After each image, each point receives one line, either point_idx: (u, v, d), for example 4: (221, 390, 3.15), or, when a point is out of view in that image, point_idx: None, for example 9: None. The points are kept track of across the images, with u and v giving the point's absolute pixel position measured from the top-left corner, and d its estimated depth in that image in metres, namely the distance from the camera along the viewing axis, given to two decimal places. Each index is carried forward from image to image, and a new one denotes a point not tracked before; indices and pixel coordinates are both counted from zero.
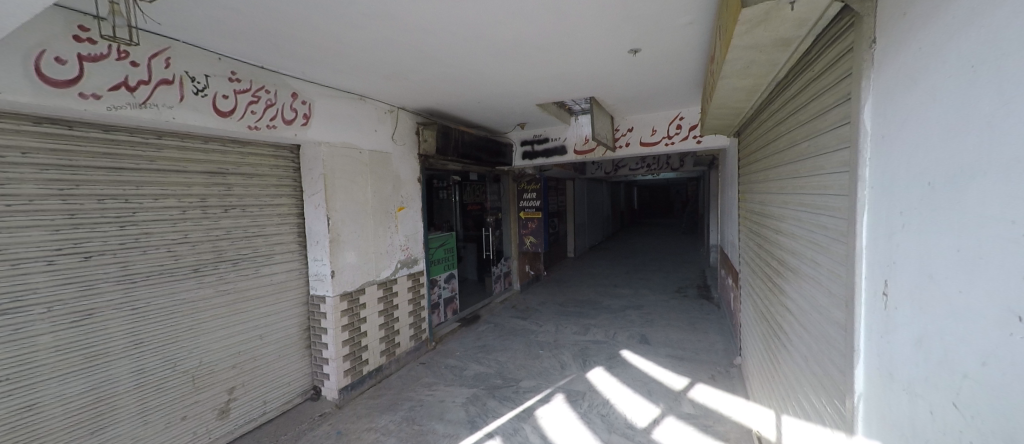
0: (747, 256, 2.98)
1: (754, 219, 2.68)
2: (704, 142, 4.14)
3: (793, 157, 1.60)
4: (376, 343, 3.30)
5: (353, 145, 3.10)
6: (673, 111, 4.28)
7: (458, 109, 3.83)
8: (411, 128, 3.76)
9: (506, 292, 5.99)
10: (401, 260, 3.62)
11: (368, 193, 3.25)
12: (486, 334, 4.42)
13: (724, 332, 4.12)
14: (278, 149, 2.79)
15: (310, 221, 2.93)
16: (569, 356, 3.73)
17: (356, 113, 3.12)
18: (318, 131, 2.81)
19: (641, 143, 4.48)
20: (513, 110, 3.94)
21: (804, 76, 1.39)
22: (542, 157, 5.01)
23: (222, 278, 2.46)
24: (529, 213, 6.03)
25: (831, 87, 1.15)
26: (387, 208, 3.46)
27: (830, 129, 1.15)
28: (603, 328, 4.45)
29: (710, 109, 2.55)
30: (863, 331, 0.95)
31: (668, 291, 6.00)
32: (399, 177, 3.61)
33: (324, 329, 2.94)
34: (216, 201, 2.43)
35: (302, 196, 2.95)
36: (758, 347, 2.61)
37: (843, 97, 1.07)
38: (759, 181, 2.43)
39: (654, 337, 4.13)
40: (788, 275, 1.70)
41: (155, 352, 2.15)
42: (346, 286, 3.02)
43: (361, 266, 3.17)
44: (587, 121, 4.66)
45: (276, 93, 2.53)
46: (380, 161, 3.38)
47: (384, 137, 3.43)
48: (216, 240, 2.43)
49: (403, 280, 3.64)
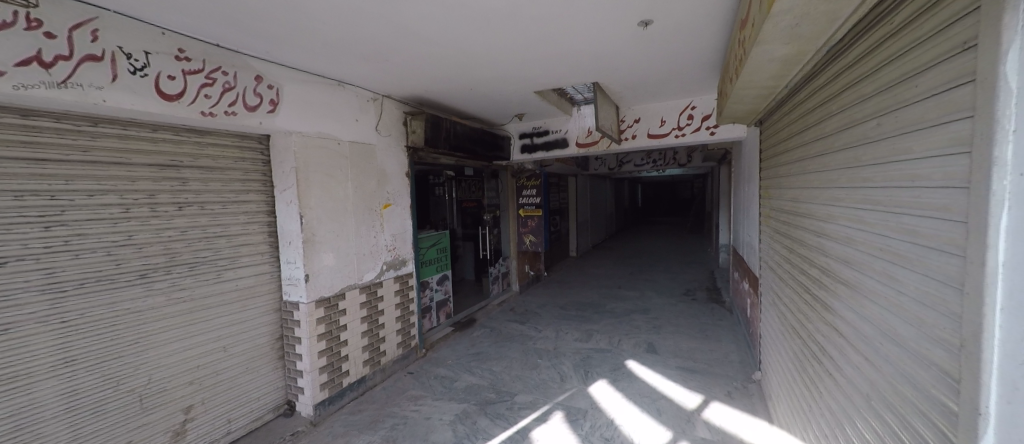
0: (771, 261, 2.66)
1: (782, 220, 2.35)
2: (718, 133, 3.80)
3: (855, 141, 1.29)
4: (359, 353, 3.02)
5: (331, 136, 2.80)
6: (683, 100, 3.96)
7: (450, 98, 3.53)
8: (398, 118, 3.46)
9: (505, 294, 5.68)
10: (388, 261, 3.33)
11: (349, 189, 2.96)
12: (482, 339, 4.14)
13: (739, 340, 3.81)
14: (243, 140, 2.49)
15: (282, 220, 2.64)
16: (570, 366, 3.44)
17: (334, 100, 2.83)
18: (289, 119, 2.51)
19: (649, 135, 4.16)
20: (510, 98, 3.63)
21: (886, 30, 1.09)
22: (542, 150, 4.70)
23: (176, 284, 2.17)
24: (528, 210, 5.64)
25: (947, 27, 0.84)
26: (371, 205, 3.17)
27: (944, 90, 0.84)
28: (608, 335, 4.15)
29: (732, 94, 2.22)
30: (994, 388, 0.67)
31: (676, 293, 5.69)
32: (385, 171, 3.31)
33: (298, 339, 2.66)
34: (168, 197, 2.14)
35: (272, 192, 2.66)
36: (784, 366, 2.31)
37: (973, 40, 0.76)
38: (791, 175, 2.11)
39: (663, 345, 3.83)
40: (841, 291, 1.41)
41: (90, 372, 1.85)
42: (323, 291, 2.73)
43: (341, 269, 2.88)
44: (590, 111, 4.36)
45: (236, 76, 2.23)
46: (362, 154, 3.09)
47: (368, 127, 3.13)
48: (169, 241, 2.14)
49: (389, 283, 3.35)
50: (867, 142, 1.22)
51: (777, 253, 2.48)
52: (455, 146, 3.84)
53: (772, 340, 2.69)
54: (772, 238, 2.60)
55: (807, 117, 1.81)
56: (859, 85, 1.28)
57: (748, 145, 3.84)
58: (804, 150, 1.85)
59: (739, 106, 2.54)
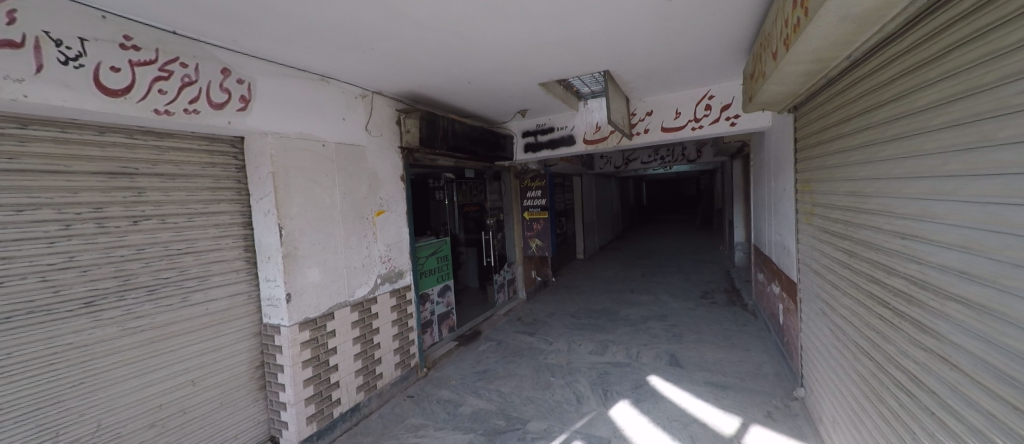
0: (815, 265, 2.34)
1: (831, 217, 2.03)
2: (739, 124, 3.48)
3: (978, 113, 0.97)
4: (351, 378, 2.70)
5: (313, 137, 2.50)
6: (701, 89, 3.65)
7: (447, 93, 3.23)
8: (391, 116, 3.15)
9: (512, 302, 5.38)
10: (382, 274, 3.03)
11: (336, 196, 2.66)
12: (488, 354, 3.82)
13: (771, 350, 3.47)
14: (212, 142, 2.19)
15: (259, 233, 2.34)
16: (586, 385, 3.12)
17: (316, 97, 2.52)
18: (264, 118, 2.20)
19: (662, 129, 3.84)
20: (512, 92, 3.33)
21: None
22: (547, 149, 4.39)
23: (132, 312, 1.86)
24: (534, 213, 5.32)
25: None
26: (362, 212, 2.87)
27: None
28: (624, 346, 3.83)
29: (770, 73, 1.90)
30: None
31: (692, 297, 5.36)
32: (376, 175, 3.00)
33: (281, 367, 2.35)
34: (121, 210, 1.83)
35: (247, 201, 2.35)
36: (836, 386, 2.02)
37: None
38: (845, 165, 1.79)
39: (686, 357, 3.50)
40: (950, 309, 1.10)
41: (20, 422, 1.54)
42: (308, 312, 2.42)
43: (328, 285, 2.57)
44: (598, 105, 4.05)
45: (197, 68, 1.91)
46: (352, 157, 2.79)
47: (357, 127, 2.83)
48: (122, 262, 1.83)
49: (385, 298, 3.05)
50: (1003, 114, 0.89)
51: (825, 255, 2.16)
52: (455, 147, 3.54)
53: (818, 355, 2.37)
54: (818, 239, 2.28)
55: (873, 92, 1.49)
56: (993, 35, 0.92)
57: (774, 136, 3.52)
58: (868, 134, 1.53)
59: (773, 89, 2.21)
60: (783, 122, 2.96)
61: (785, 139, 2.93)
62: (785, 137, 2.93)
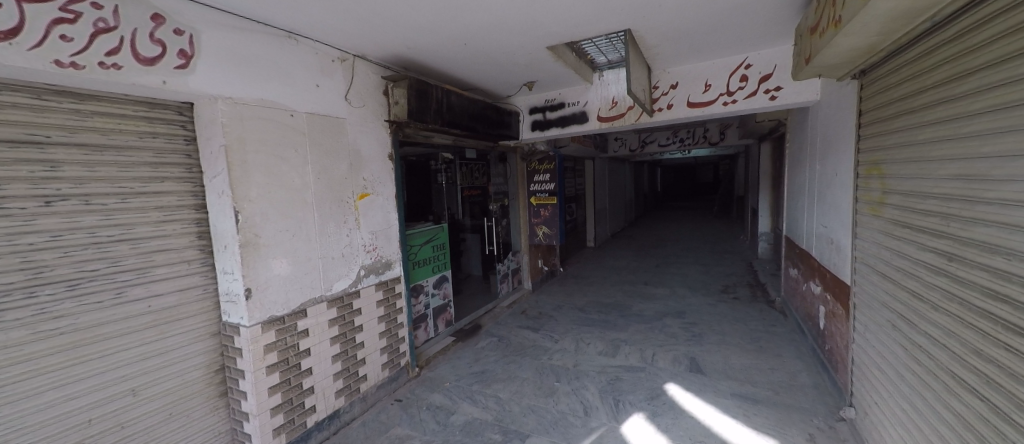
0: (882, 267, 1.91)
1: (921, 209, 1.59)
2: (780, 98, 3.05)
3: None
4: (329, 383, 2.39)
5: (279, 105, 2.12)
6: (736, 57, 3.16)
7: (443, 60, 2.81)
8: (376, 85, 2.74)
9: (516, 292, 5.04)
10: (367, 265, 2.68)
11: (308, 175, 2.29)
12: (487, 352, 3.50)
13: (806, 359, 3.07)
14: (152, 108, 1.82)
15: (215, 217, 1.99)
16: (595, 393, 2.78)
17: (283, 58, 2.14)
18: (210, 79, 1.82)
19: (688, 104, 3.38)
20: (517, 59, 2.90)
21: None
22: (556, 127, 3.95)
23: (47, 312, 1.54)
24: (540, 198, 4.89)
25: None
26: (342, 195, 2.51)
27: None
28: (638, 348, 3.48)
29: (850, 18, 1.44)
30: None
31: (712, 291, 4.96)
32: (359, 152, 2.63)
33: (242, 373, 2.03)
34: (27, 187, 1.49)
35: (200, 180, 2.00)
36: (916, 420, 1.61)
37: None
38: (964, 136, 1.36)
39: (708, 363, 3.13)
40: None
41: None
42: (273, 309, 2.09)
43: (298, 278, 2.23)
44: (614, 77, 3.60)
45: (117, 12, 1.54)
46: (328, 130, 2.41)
47: (334, 95, 2.44)
48: (29, 251, 1.50)
49: (370, 292, 2.71)
50: None
51: (904, 257, 1.73)
52: (451, 123, 3.11)
53: (878, 374, 1.97)
54: (891, 235, 1.83)
55: None
56: None
57: (822, 112, 3.01)
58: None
59: (840, 46, 1.75)
60: (841, 92, 2.48)
61: (845, 113, 2.43)
62: (844, 109, 2.44)
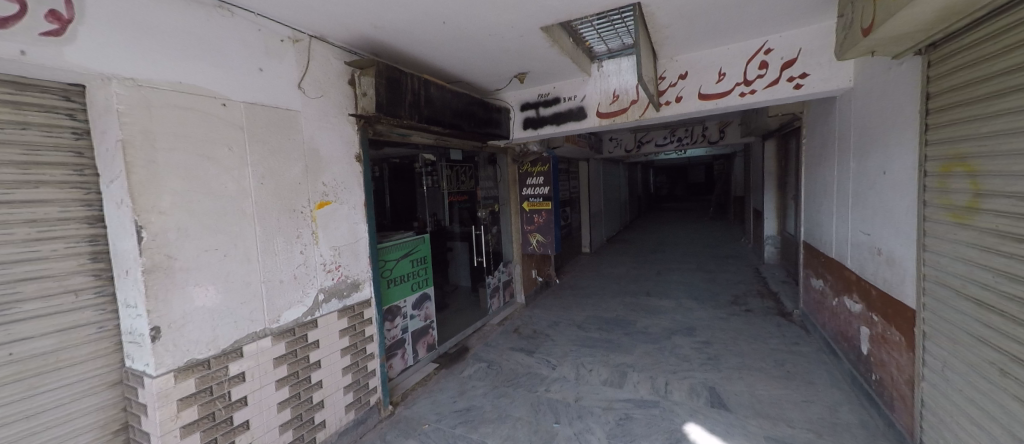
0: (976, 291, 1.50)
1: None
2: (806, 87, 2.69)
3: None
4: (273, 437, 1.93)
5: (206, 91, 1.67)
6: (755, 41, 2.79)
7: (419, 43, 2.38)
8: (338, 71, 2.30)
9: (508, 307, 4.60)
10: (327, 287, 2.23)
11: (248, 180, 1.84)
12: (475, 382, 3.05)
13: (847, 392, 2.65)
14: (21, 89, 1.37)
15: (114, 234, 1.54)
16: (602, 437, 2.34)
17: (213, 31, 1.69)
18: (100, 50, 1.37)
19: (699, 96, 2.99)
20: (507, 44, 2.49)
21: None
22: (550, 125, 3.55)
23: None
24: (534, 204, 4.50)
25: None
26: (294, 204, 2.06)
27: None
28: (648, 376, 3.04)
29: None
30: None
31: (721, 303, 4.56)
32: (318, 151, 2.18)
33: (149, 436, 1.57)
34: None
35: (95, 185, 1.54)
36: None
37: None
38: None
39: (731, 396, 2.71)
40: None
41: None
42: (194, 351, 1.63)
43: (230, 309, 1.77)
44: (615, 68, 3.21)
45: None
46: (273, 124, 1.95)
47: (281, 81, 1.99)
48: None
49: (332, 319, 2.26)
50: None
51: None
52: (430, 118, 2.67)
53: (966, 429, 1.55)
54: (995, 251, 1.41)
55: None
56: None
57: (858, 102, 2.61)
58: None
59: (919, 12, 1.38)
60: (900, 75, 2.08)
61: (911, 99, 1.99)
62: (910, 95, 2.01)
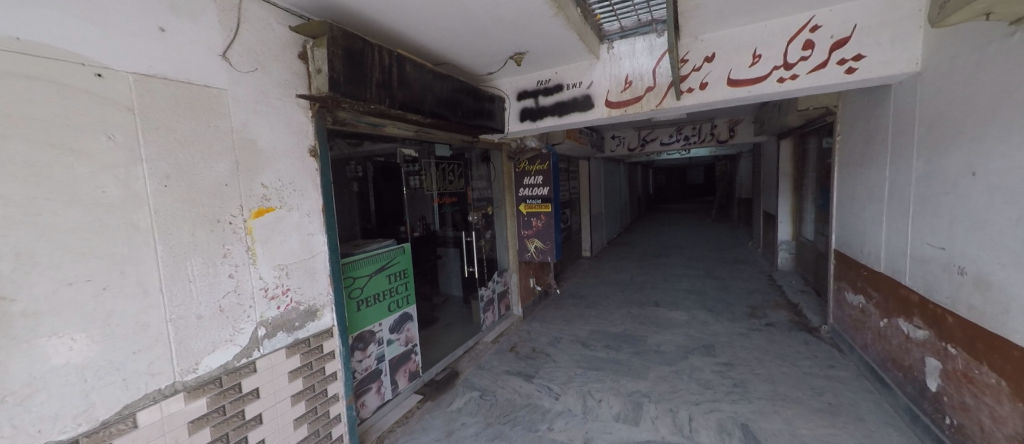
0: None
1: None
2: (859, 71, 2.24)
3: None
4: None
5: (70, 55, 1.16)
6: (799, 16, 2.33)
7: (388, 8, 1.87)
8: (286, 42, 1.80)
9: (504, 321, 4.13)
10: (270, 320, 1.73)
11: (144, 182, 1.32)
12: (463, 420, 2.57)
13: (911, 436, 2.21)
14: None
15: None
16: None
17: None
18: None
19: (729, 82, 2.52)
20: (500, 11, 1.98)
21: None
22: (551, 115, 3.06)
23: None
24: (532, 206, 4.07)
25: None
26: (221, 212, 1.55)
27: None
28: (668, 409, 2.58)
29: None
30: None
31: (738, 316, 4.13)
32: (257, 144, 1.68)
33: None
34: None
35: None
36: None
37: None
38: None
39: (771, 438, 2.26)
40: None
41: None
42: (52, 430, 1.14)
43: (118, 363, 1.27)
44: (629, 48, 2.72)
45: None
46: (185, 105, 1.44)
47: (199, 49, 1.48)
48: None
49: (279, 360, 1.76)
50: None
51: None
52: (406, 105, 2.16)
53: None
54: None
55: None
56: None
57: (927, 89, 2.16)
58: None
59: None
60: (1009, 49, 1.62)
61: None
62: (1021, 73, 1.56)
